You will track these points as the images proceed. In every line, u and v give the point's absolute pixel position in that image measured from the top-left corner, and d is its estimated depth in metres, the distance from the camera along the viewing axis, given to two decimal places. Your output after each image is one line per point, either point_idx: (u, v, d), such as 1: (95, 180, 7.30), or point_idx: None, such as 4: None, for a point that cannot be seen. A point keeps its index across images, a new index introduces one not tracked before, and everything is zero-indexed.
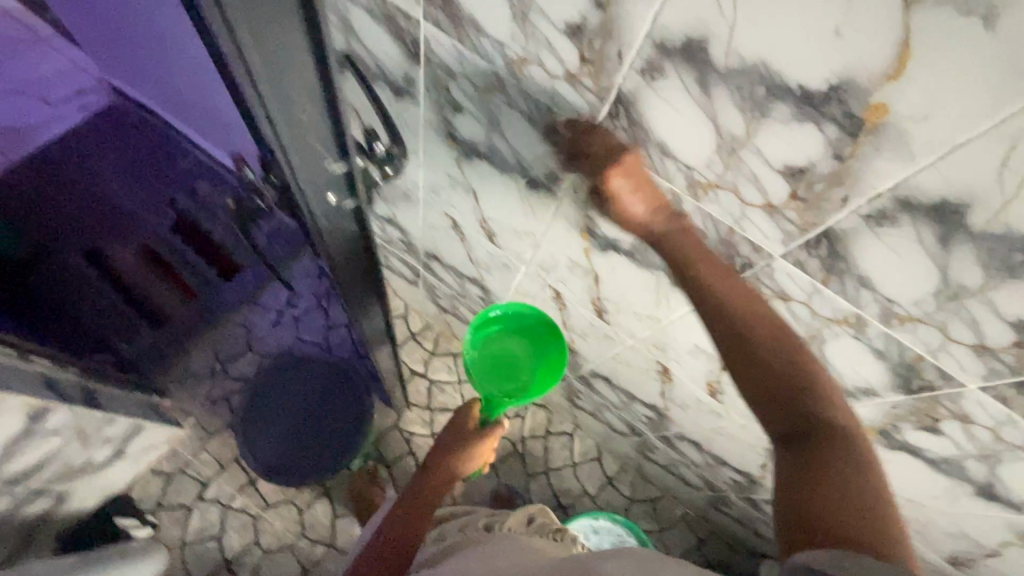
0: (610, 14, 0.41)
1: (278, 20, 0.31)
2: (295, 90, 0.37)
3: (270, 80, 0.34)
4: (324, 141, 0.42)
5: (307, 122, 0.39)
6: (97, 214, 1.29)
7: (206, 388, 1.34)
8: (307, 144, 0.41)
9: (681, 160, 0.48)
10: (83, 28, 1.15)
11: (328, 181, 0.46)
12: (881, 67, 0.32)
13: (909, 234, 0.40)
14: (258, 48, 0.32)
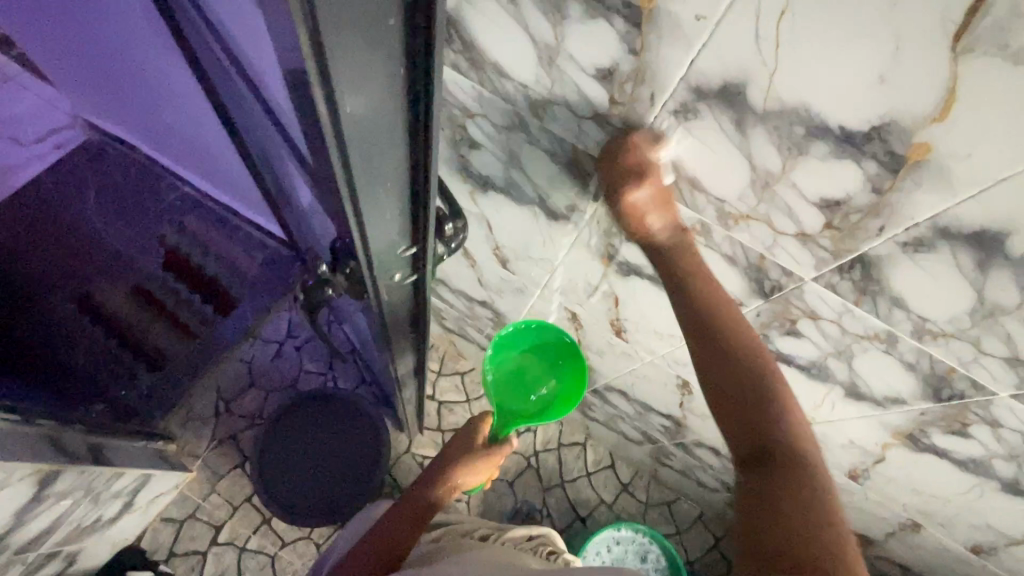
0: (644, 60, 0.41)
1: (386, 138, 0.33)
2: (385, 195, 0.37)
3: (366, 193, 0.35)
4: (399, 231, 0.43)
5: (391, 219, 0.40)
6: (82, 253, 1.20)
7: (211, 428, 1.29)
8: (387, 236, 0.42)
9: (712, 193, 0.48)
10: (58, 60, 1.08)
11: (400, 261, 0.47)
12: (926, 110, 0.33)
13: (946, 259, 0.41)
14: (367, 166, 0.33)
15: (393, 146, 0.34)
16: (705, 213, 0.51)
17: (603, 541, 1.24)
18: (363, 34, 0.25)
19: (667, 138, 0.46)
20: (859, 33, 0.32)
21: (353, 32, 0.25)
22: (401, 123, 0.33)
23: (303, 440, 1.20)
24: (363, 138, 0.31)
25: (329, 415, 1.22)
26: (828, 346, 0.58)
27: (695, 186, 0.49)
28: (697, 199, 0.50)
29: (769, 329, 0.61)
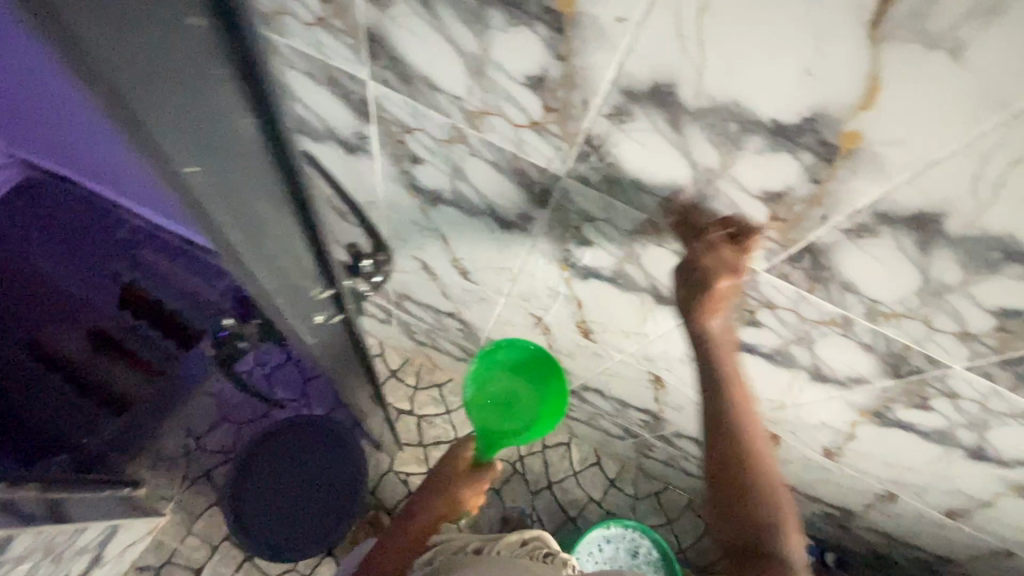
0: (571, 65, 0.40)
1: (245, 185, 0.37)
2: (269, 237, 0.43)
3: (221, 212, 0.37)
4: (278, 224, 0.43)
5: (284, 257, 0.46)
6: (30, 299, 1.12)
7: (183, 468, 1.23)
8: (286, 271, 0.47)
9: (658, 193, 0.48)
10: None
11: (292, 257, 0.47)
12: (853, 99, 0.33)
13: (890, 243, 0.41)
14: (231, 214, 0.38)
15: (240, 133, 0.34)
16: (653, 213, 0.50)
17: (592, 542, 1.23)
18: (129, 10, 0.25)
19: (606, 142, 0.45)
20: (779, 27, 0.31)
21: (111, 6, 0.24)
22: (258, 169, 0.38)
23: (279, 471, 1.17)
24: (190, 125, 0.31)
25: (301, 442, 1.19)
26: (789, 334, 0.58)
27: (640, 188, 0.48)
28: (644, 200, 0.49)
29: (731, 322, 0.61)
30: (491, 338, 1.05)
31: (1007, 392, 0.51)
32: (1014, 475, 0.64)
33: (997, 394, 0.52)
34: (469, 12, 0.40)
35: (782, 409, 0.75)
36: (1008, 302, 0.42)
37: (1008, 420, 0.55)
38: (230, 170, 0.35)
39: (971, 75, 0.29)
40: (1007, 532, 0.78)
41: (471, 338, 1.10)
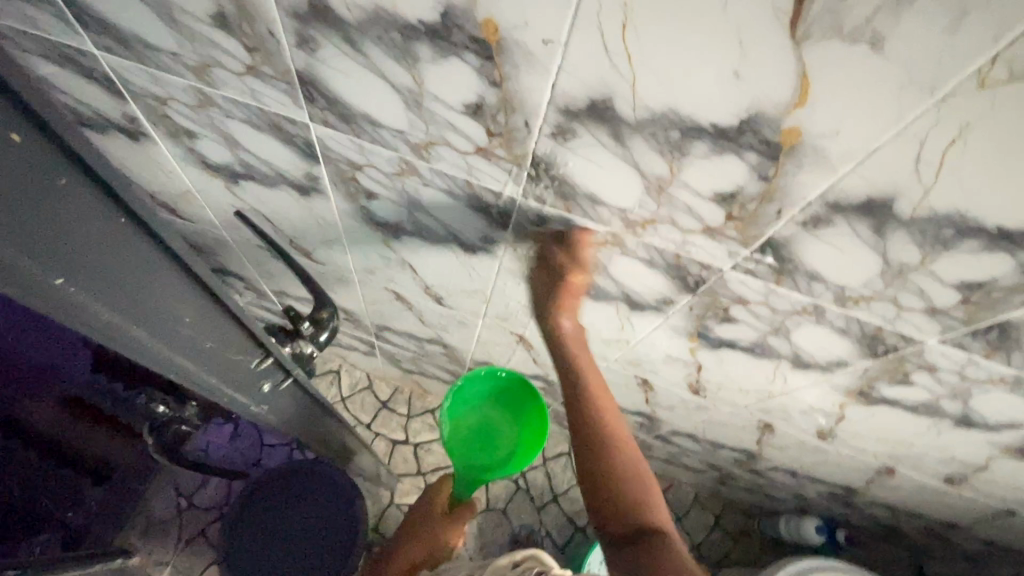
0: (507, 89, 0.39)
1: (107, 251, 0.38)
2: (159, 287, 0.43)
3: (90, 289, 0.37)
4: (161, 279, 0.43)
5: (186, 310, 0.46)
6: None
7: (177, 529, 1.21)
8: (194, 326, 0.47)
9: (613, 205, 0.47)
10: None
11: (174, 318, 0.45)
12: (785, 97, 0.33)
13: (846, 230, 0.41)
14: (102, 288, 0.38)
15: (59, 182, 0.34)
16: (611, 224, 0.50)
17: (601, 556, 1.21)
18: None
19: (553, 160, 0.44)
20: (702, 35, 0.31)
21: None
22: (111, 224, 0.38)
23: (272, 523, 1.13)
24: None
25: (293, 489, 1.15)
26: (764, 326, 0.58)
27: (594, 201, 0.47)
28: (601, 213, 0.49)
29: (706, 320, 0.61)
30: (476, 360, 1.04)
31: (983, 361, 0.52)
32: (1003, 438, 0.64)
33: (974, 363, 0.52)
34: (398, 47, 0.40)
35: (770, 398, 0.75)
36: (967, 275, 0.42)
37: (988, 386, 0.56)
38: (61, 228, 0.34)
39: (896, 64, 0.29)
40: (1007, 493, 0.79)
41: (456, 361, 1.09)
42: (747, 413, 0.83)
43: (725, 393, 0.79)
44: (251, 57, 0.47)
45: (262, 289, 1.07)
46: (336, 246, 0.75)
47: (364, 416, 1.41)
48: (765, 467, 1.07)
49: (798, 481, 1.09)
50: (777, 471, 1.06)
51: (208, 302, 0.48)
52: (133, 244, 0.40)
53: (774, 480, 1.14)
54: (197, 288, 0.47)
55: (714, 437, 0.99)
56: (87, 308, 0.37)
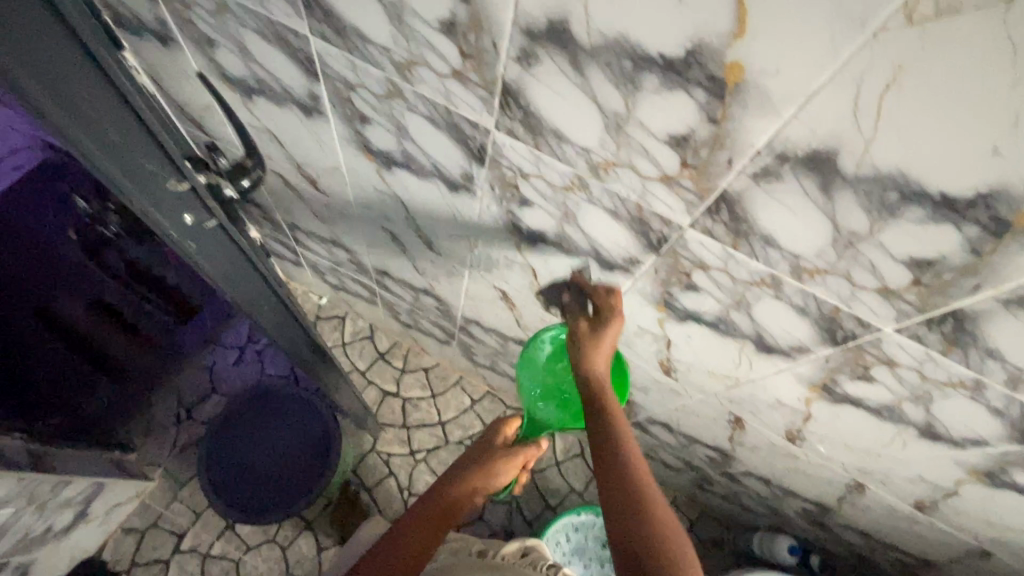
0: (476, 7, 0.41)
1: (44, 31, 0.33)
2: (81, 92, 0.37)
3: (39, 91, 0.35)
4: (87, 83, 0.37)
5: (118, 142, 0.42)
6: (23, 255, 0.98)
7: (173, 435, 1.31)
8: (133, 161, 0.44)
9: (577, 143, 0.48)
10: None
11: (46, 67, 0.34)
12: (726, 27, 0.34)
13: (794, 187, 0.41)
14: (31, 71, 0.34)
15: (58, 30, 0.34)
16: (576, 165, 0.50)
17: (561, 529, 1.18)
18: None
19: (520, 87, 0.46)
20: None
21: None
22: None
23: (251, 445, 1.22)
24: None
25: (270, 413, 1.25)
26: (726, 298, 0.58)
27: (560, 138, 0.48)
28: (567, 152, 0.50)
29: (671, 286, 0.61)
30: (465, 315, 1.06)
31: (942, 358, 0.49)
32: (970, 458, 0.61)
33: (932, 361, 0.50)
34: None
35: (736, 385, 0.73)
36: (916, 249, 0.41)
37: (950, 392, 0.53)
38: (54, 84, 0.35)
39: None
40: (977, 527, 0.75)
41: (447, 316, 1.12)
42: (716, 402, 0.82)
43: (695, 376, 0.78)
44: None
45: (275, 218, 1.12)
46: (337, 176, 0.78)
47: (361, 363, 1.45)
48: (739, 471, 1.04)
49: (772, 492, 1.06)
50: (749, 478, 1.04)
51: (132, 122, 0.41)
52: (110, 99, 0.39)
53: (750, 489, 1.12)
54: (97, 77, 0.37)
55: (689, 428, 0.97)
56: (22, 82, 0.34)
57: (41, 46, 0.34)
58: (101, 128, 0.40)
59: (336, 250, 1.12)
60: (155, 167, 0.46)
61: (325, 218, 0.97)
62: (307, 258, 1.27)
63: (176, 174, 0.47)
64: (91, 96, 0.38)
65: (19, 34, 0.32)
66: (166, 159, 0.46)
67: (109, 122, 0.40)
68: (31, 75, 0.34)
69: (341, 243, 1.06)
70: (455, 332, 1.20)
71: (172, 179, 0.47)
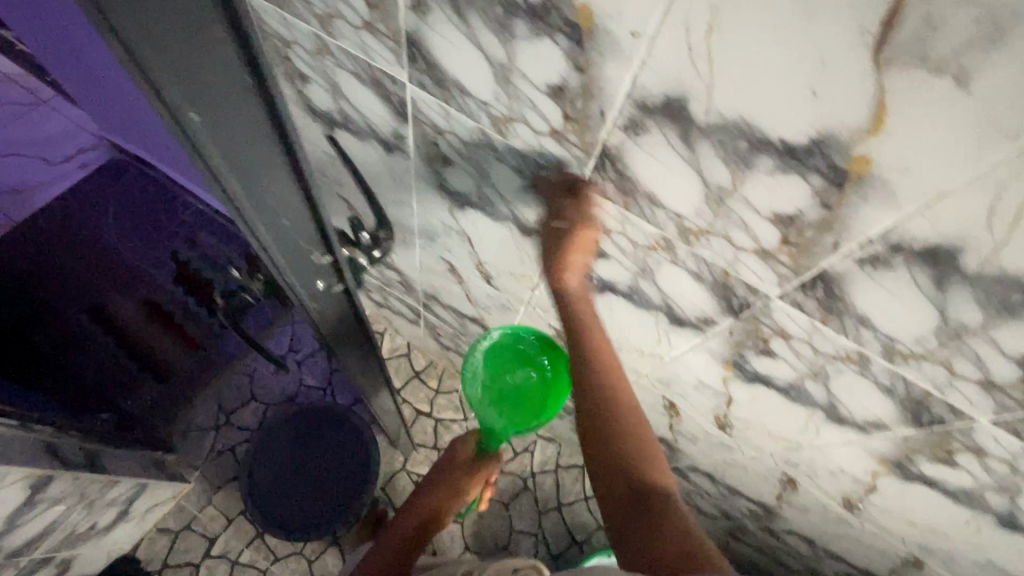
0: (590, 77, 0.41)
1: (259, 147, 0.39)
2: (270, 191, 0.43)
3: (243, 194, 0.41)
4: (278, 179, 0.42)
5: (288, 226, 0.47)
6: (101, 270, 1.33)
7: (211, 439, 1.33)
8: (295, 244, 0.49)
9: (671, 209, 0.48)
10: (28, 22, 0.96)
11: (256, 177, 0.41)
12: (861, 123, 0.33)
13: (904, 276, 0.40)
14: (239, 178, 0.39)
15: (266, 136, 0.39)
16: (666, 228, 0.50)
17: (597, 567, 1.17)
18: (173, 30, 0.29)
19: (620, 153, 0.46)
20: (778, 60, 0.33)
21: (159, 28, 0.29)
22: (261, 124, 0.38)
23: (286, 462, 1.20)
24: (217, 124, 0.35)
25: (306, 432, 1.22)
26: (803, 367, 0.57)
27: (653, 202, 0.48)
28: (657, 215, 0.50)
29: (744, 349, 0.60)
30: None
31: None
32: None
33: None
34: (499, 22, 0.42)
35: (797, 448, 0.72)
36: None
37: None
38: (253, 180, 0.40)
39: (979, 106, 0.29)
40: None
41: None
42: (770, 461, 0.80)
43: (752, 434, 0.76)
44: (370, 12, 0.49)
45: None
46: (405, 207, 0.80)
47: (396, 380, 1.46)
48: (782, 528, 1.01)
49: (814, 552, 1.03)
50: (791, 537, 1.00)
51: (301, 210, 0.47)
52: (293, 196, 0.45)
53: (790, 547, 1.08)
54: (288, 176, 0.43)
55: (733, 481, 0.95)
56: (228, 178, 0.39)
57: (254, 159, 0.39)
58: (279, 215, 0.45)
59: (387, 271, 1.13)
60: (308, 245, 0.50)
61: None
62: None
63: (323, 250, 0.52)
64: (279, 193, 0.43)
65: (239, 144, 0.38)
66: (318, 237, 0.50)
67: (286, 205, 0.45)
68: (239, 177, 0.39)
69: (394, 266, 1.07)
70: None
71: (319, 255, 0.52)
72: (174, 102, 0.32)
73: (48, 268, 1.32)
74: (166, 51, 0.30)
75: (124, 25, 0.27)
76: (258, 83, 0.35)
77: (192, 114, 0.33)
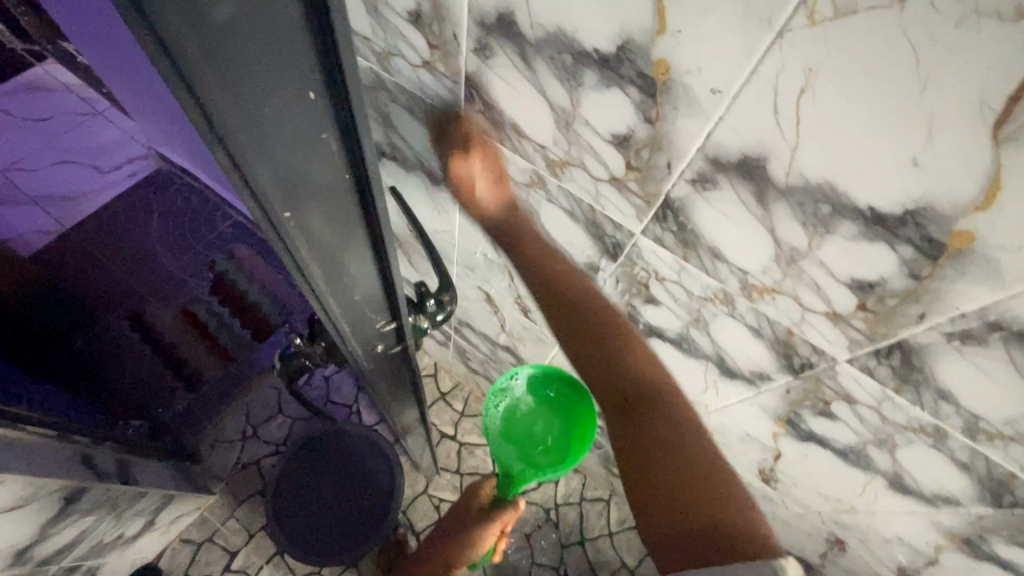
0: (659, 129, 0.39)
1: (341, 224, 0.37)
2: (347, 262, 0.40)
3: (322, 280, 0.39)
4: (354, 250, 0.40)
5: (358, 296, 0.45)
6: (150, 281, 1.39)
7: (237, 452, 1.32)
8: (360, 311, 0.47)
9: (735, 264, 0.46)
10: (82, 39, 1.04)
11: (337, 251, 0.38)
12: (968, 198, 0.30)
13: (1000, 355, 0.37)
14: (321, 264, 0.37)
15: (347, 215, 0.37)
16: (727, 282, 0.48)
17: None
18: (270, 115, 0.26)
19: (685, 205, 0.44)
20: (878, 127, 0.30)
21: (258, 121, 0.25)
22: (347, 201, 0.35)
23: (309, 484, 1.19)
24: (309, 226, 0.34)
25: (331, 453, 1.21)
26: (867, 433, 0.53)
27: (715, 256, 0.46)
28: (719, 269, 0.47)
29: (801, 407, 0.56)
30: None
31: None
32: None
33: None
34: (567, 70, 0.41)
35: (850, 511, 0.67)
36: None
37: None
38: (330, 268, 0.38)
39: None
40: None
41: None
42: (817, 520, 0.75)
43: (799, 491, 0.72)
44: (430, 52, 0.49)
45: None
46: (446, 237, 0.79)
47: None
48: None
49: None
50: None
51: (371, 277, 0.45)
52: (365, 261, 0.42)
53: None
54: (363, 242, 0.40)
55: (773, 534, 0.90)
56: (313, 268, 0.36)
57: (331, 237, 0.37)
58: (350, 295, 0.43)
59: None
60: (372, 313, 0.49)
61: (419, 267, 0.99)
62: None
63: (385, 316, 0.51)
64: (350, 262, 0.41)
65: (320, 229, 0.35)
66: (383, 305, 0.50)
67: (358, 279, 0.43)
68: (320, 267, 0.37)
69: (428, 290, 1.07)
70: None
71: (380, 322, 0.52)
72: (272, 206, 0.29)
73: (89, 277, 1.37)
74: (268, 157, 0.27)
75: (246, 153, 0.26)
76: (351, 178, 0.34)
77: (285, 213, 0.31)
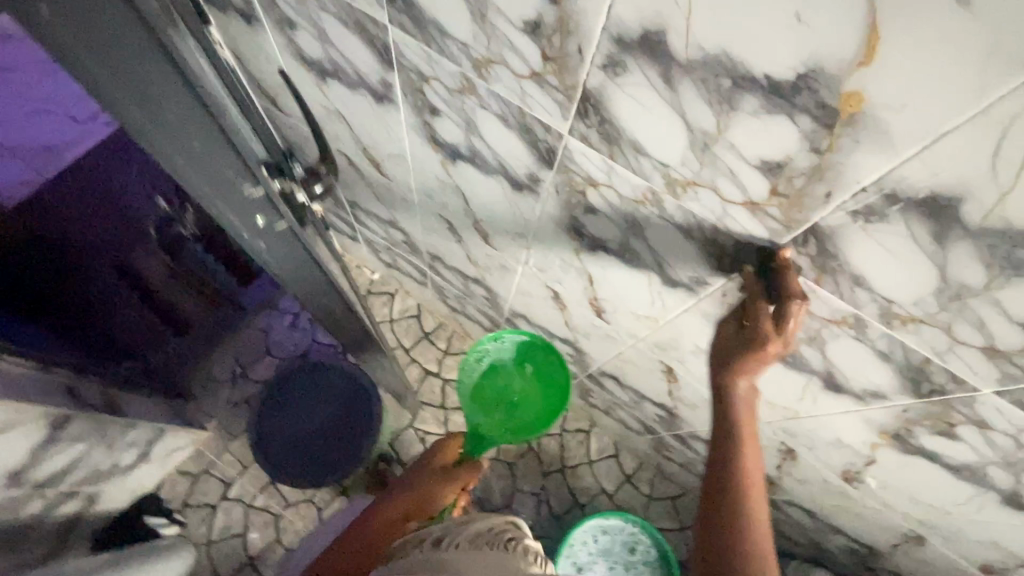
0: (564, 9, 0.38)
1: (175, 99, 0.37)
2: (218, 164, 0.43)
3: (186, 167, 0.43)
4: (225, 154, 0.43)
5: (241, 196, 0.47)
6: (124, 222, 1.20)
7: (226, 392, 1.39)
8: (246, 207, 0.48)
9: (657, 158, 0.45)
10: None
11: (187, 134, 0.40)
12: (850, 52, 0.29)
13: (902, 231, 0.37)
14: (193, 165, 0.42)
15: (180, 92, 0.37)
16: (652, 180, 0.48)
17: (589, 530, 1.18)
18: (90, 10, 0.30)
19: (601, 95, 0.43)
20: None
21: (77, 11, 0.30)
22: (168, 74, 0.35)
23: (293, 421, 1.24)
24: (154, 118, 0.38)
25: (313, 389, 1.26)
26: (798, 332, 0.54)
27: (638, 151, 0.46)
28: (642, 165, 0.47)
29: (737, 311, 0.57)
30: (513, 308, 1.05)
31: None
32: None
33: None
34: None
35: (795, 418, 0.69)
36: None
37: None
38: (192, 132, 0.40)
39: (980, 28, 0.26)
40: None
41: (495, 306, 1.11)
42: (769, 430, 0.77)
43: None
44: None
45: (338, 195, 1.14)
46: (401, 161, 0.78)
47: (406, 340, 1.47)
48: (783, 500, 0.98)
49: (814, 526, 1.00)
50: (793, 509, 0.98)
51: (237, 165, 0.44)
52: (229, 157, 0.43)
53: (791, 518, 1.04)
54: (208, 120, 0.39)
55: None
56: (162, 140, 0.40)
57: (195, 140, 0.40)
58: (225, 148, 0.42)
59: (393, 231, 1.13)
60: (267, 210, 0.50)
61: (387, 200, 0.98)
62: (365, 236, 1.30)
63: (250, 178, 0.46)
64: (220, 159, 0.43)
65: (168, 119, 0.38)
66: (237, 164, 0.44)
67: (197, 131, 0.40)
68: (181, 156, 0.41)
69: (399, 225, 1.06)
70: (501, 322, 1.19)
71: (250, 187, 0.47)
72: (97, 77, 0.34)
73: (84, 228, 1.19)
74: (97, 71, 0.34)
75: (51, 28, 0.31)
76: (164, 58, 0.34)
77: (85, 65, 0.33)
